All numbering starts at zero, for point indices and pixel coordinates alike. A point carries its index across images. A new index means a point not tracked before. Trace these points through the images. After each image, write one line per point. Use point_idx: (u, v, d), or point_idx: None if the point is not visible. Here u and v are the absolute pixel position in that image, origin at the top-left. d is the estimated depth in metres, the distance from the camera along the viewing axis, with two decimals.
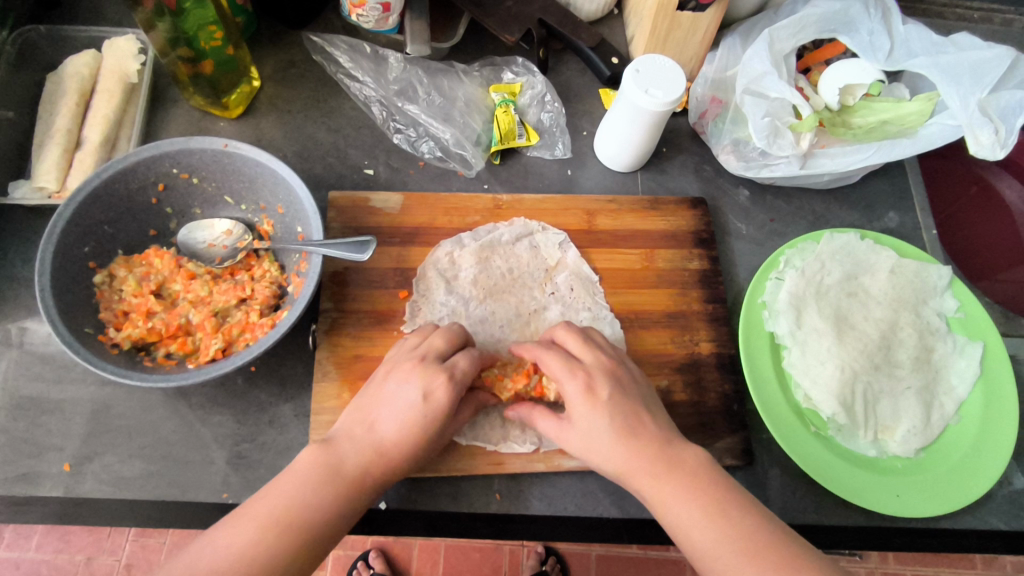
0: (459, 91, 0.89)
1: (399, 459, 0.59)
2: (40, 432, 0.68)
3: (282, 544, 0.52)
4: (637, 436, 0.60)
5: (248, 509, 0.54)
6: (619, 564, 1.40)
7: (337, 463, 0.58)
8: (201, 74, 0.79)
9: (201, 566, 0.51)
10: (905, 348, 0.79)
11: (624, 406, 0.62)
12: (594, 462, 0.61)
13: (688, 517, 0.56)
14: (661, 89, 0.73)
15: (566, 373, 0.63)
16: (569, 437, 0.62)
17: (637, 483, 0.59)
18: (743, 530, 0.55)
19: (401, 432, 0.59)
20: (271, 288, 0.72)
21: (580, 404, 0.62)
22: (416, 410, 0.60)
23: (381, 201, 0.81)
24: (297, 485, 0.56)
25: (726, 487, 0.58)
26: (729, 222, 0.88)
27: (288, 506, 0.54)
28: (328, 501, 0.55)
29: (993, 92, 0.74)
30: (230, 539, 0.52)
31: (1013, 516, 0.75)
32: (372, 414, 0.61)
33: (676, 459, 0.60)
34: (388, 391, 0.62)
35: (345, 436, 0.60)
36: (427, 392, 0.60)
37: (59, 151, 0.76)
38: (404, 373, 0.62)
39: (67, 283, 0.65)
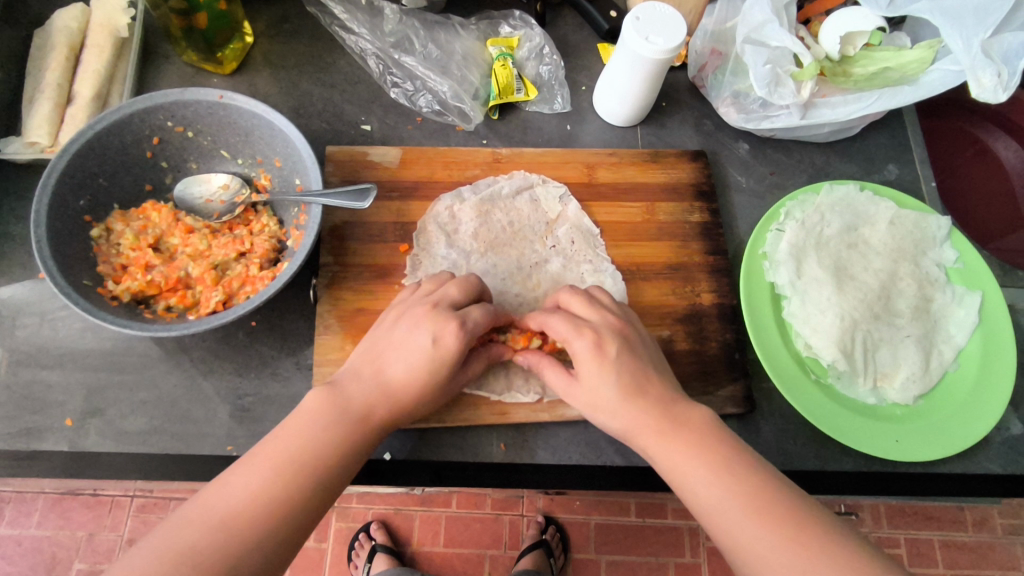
0: (456, 44, 0.87)
1: (409, 403, 0.59)
2: (40, 387, 0.68)
3: (298, 483, 0.52)
4: (644, 393, 0.59)
5: (261, 450, 0.53)
6: (618, 532, 1.41)
7: (346, 402, 0.57)
8: (195, 28, 0.77)
9: (220, 509, 0.49)
10: (904, 297, 0.79)
11: (634, 365, 0.61)
12: (600, 419, 0.61)
13: (692, 473, 0.55)
14: (662, 35, 0.72)
15: (574, 331, 0.62)
16: (578, 393, 0.61)
17: (643, 442, 0.58)
18: (750, 484, 0.53)
19: (411, 376, 0.58)
20: (271, 242, 0.72)
21: (587, 359, 0.60)
22: (426, 354, 0.59)
23: (379, 155, 0.80)
24: (309, 425, 0.55)
25: (728, 442, 0.57)
26: (729, 175, 0.88)
27: (303, 445, 0.53)
28: (342, 437, 0.55)
29: (996, 34, 0.73)
30: (246, 480, 0.51)
31: (1011, 461, 0.76)
32: (383, 358, 0.60)
33: (681, 417, 0.58)
34: (399, 334, 0.61)
35: (352, 377, 0.59)
36: (437, 337, 0.59)
37: (51, 105, 0.74)
38: (417, 318, 0.62)
39: (64, 236, 0.64)
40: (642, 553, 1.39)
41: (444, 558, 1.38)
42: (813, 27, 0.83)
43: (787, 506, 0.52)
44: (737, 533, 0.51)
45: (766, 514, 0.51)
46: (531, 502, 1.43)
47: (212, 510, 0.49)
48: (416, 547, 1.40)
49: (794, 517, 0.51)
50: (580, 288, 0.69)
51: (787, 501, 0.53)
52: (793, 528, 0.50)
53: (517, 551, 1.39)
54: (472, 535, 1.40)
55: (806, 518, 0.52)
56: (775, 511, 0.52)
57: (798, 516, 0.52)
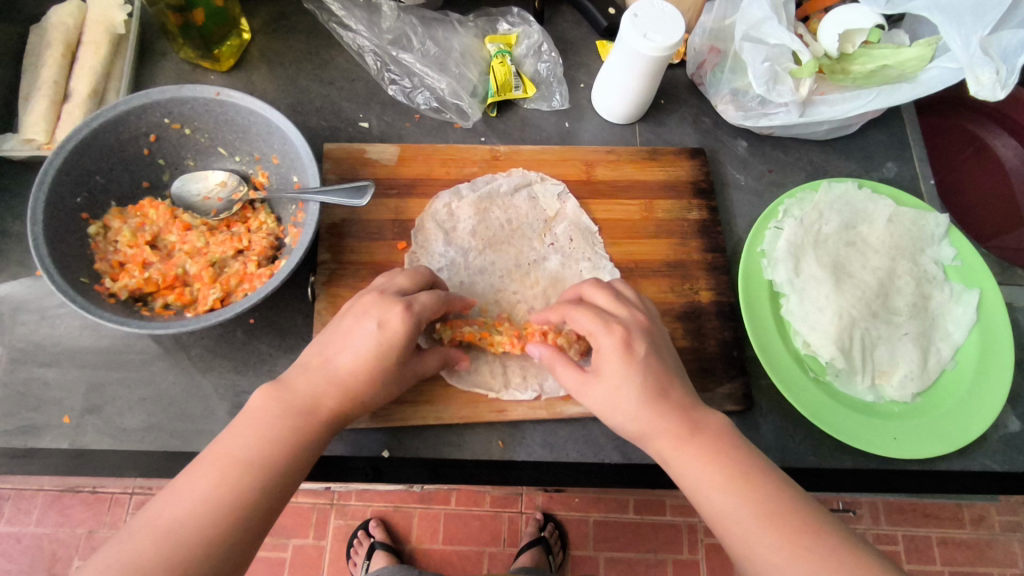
0: (454, 41, 0.87)
1: (359, 391, 0.58)
2: (38, 385, 0.68)
3: (245, 482, 0.51)
4: (665, 398, 0.59)
5: (206, 455, 0.53)
6: (617, 529, 1.42)
7: (291, 397, 0.57)
8: (192, 25, 0.76)
9: (165, 518, 0.49)
10: (903, 295, 0.79)
11: (657, 367, 0.60)
12: (615, 421, 0.60)
13: (710, 482, 0.54)
14: (660, 32, 0.72)
15: (601, 326, 0.61)
16: (592, 393, 0.61)
17: (661, 448, 0.58)
18: (768, 495, 0.53)
19: (357, 363, 0.58)
20: (269, 240, 0.72)
21: (613, 355, 0.60)
22: (372, 340, 0.59)
23: (377, 152, 0.80)
24: (255, 424, 0.55)
25: (746, 451, 0.57)
26: (728, 173, 0.88)
27: (249, 445, 0.53)
28: (287, 431, 0.55)
29: (994, 32, 0.73)
30: (192, 485, 0.51)
31: (1008, 458, 0.76)
32: (329, 348, 0.60)
33: (699, 425, 0.58)
34: (345, 324, 0.61)
35: (299, 373, 0.59)
36: (382, 322, 0.60)
37: (47, 103, 0.74)
38: (363, 307, 0.61)
39: (60, 233, 0.64)
40: (640, 550, 1.40)
41: (443, 555, 1.38)
42: (811, 24, 0.83)
43: (804, 517, 0.52)
44: (754, 542, 0.51)
45: (783, 525, 0.51)
46: (530, 499, 1.43)
47: (159, 519, 0.49)
48: (415, 544, 1.40)
49: (812, 530, 0.51)
50: (607, 285, 0.68)
51: (805, 512, 0.53)
52: (812, 542, 0.50)
53: (516, 548, 1.39)
54: (471, 532, 1.40)
55: (823, 530, 0.52)
56: (793, 524, 0.51)
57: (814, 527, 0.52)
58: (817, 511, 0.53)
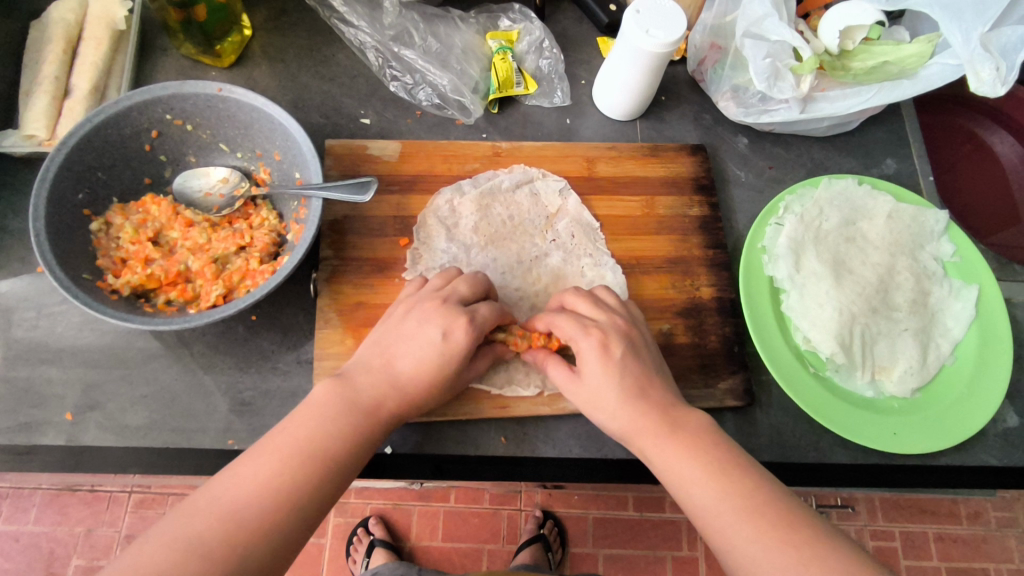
0: (456, 38, 0.87)
1: (417, 397, 0.59)
2: (40, 382, 0.68)
3: (308, 474, 0.52)
4: (645, 396, 0.60)
5: (270, 440, 0.53)
6: (616, 527, 1.42)
7: (354, 395, 0.57)
8: (193, 21, 0.76)
9: (229, 498, 0.49)
10: (902, 290, 0.79)
11: (635, 368, 0.61)
12: (598, 419, 0.61)
13: (688, 476, 0.55)
14: (661, 29, 0.72)
15: (579, 331, 0.63)
16: (576, 391, 0.62)
17: (641, 444, 0.58)
18: (747, 489, 0.53)
19: (419, 369, 0.59)
20: (271, 236, 0.72)
21: (593, 357, 0.61)
22: (436, 348, 0.59)
23: (379, 149, 0.80)
24: (318, 417, 0.55)
25: (725, 447, 0.57)
26: (728, 169, 0.88)
27: (312, 437, 0.53)
28: (348, 428, 0.55)
29: (994, 28, 0.73)
30: (256, 470, 0.51)
31: (1007, 453, 0.76)
32: (392, 351, 0.61)
33: (681, 422, 0.59)
34: (408, 328, 0.62)
35: (362, 370, 0.60)
36: (447, 332, 0.60)
37: (48, 99, 0.74)
38: (426, 313, 0.62)
39: (62, 229, 0.64)
40: (638, 547, 1.40)
41: (442, 552, 1.39)
42: (811, 21, 0.84)
43: (784, 510, 0.52)
44: (731, 534, 0.51)
45: (761, 517, 0.51)
46: (528, 496, 1.43)
47: (224, 498, 0.49)
48: (414, 541, 1.40)
49: (791, 522, 0.51)
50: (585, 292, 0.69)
51: (784, 505, 0.53)
52: (791, 535, 0.50)
53: (515, 545, 1.39)
54: (470, 529, 1.40)
55: (803, 523, 0.51)
56: (772, 517, 0.51)
57: (792, 519, 0.51)
58: (797, 504, 0.53)
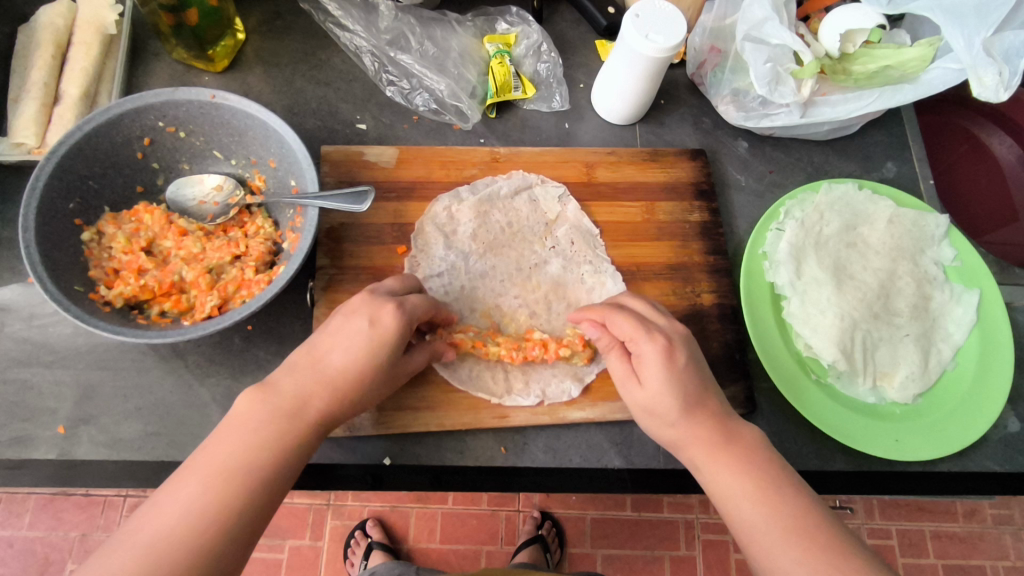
0: (453, 41, 0.86)
1: (348, 389, 0.57)
2: (31, 395, 0.67)
3: (228, 491, 0.50)
4: (703, 407, 0.58)
5: (190, 464, 0.52)
6: (614, 527, 1.41)
7: (276, 401, 0.55)
8: (185, 25, 0.74)
9: (147, 531, 0.48)
10: (903, 296, 0.79)
11: (697, 377, 0.60)
12: (653, 423, 0.60)
13: (738, 490, 0.55)
14: (661, 33, 0.71)
15: (643, 333, 0.60)
16: (636, 392, 0.60)
17: (692, 454, 0.58)
18: (793, 509, 0.54)
19: (349, 362, 0.57)
20: (266, 245, 0.71)
21: (654, 361, 0.59)
22: (364, 337, 0.57)
23: (375, 155, 0.79)
24: (239, 431, 0.53)
25: (775, 463, 0.57)
26: (728, 173, 0.87)
27: (232, 455, 0.52)
28: (272, 438, 0.53)
29: (997, 32, 0.72)
30: (176, 498, 0.50)
31: (1009, 458, 0.76)
32: (319, 347, 0.58)
33: (734, 434, 0.58)
34: (334, 323, 0.59)
35: (285, 373, 0.57)
36: (373, 318, 0.58)
37: (37, 106, 0.72)
38: (352, 306, 0.60)
39: (53, 240, 0.62)
40: (637, 546, 1.40)
41: (441, 554, 1.38)
42: (812, 24, 0.83)
43: (826, 532, 0.53)
44: (778, 554, 0.51)
45: (809, 539, 0.52)
46: (527, 498, 1.42)
47: (142, 532, 0.48)
48: (413, 543, 1.39)
49: (832, 545, 0.51)
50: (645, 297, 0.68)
51: (827, 525, 0.53)
52: (835, 558, 0.51)
53: (514, 546, 1.39)
54: (469, 531, 1.40)
55: (845, 548, 0.52)
56: (815, 536, 0.52)
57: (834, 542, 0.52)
58: (835, 524, 0.54)
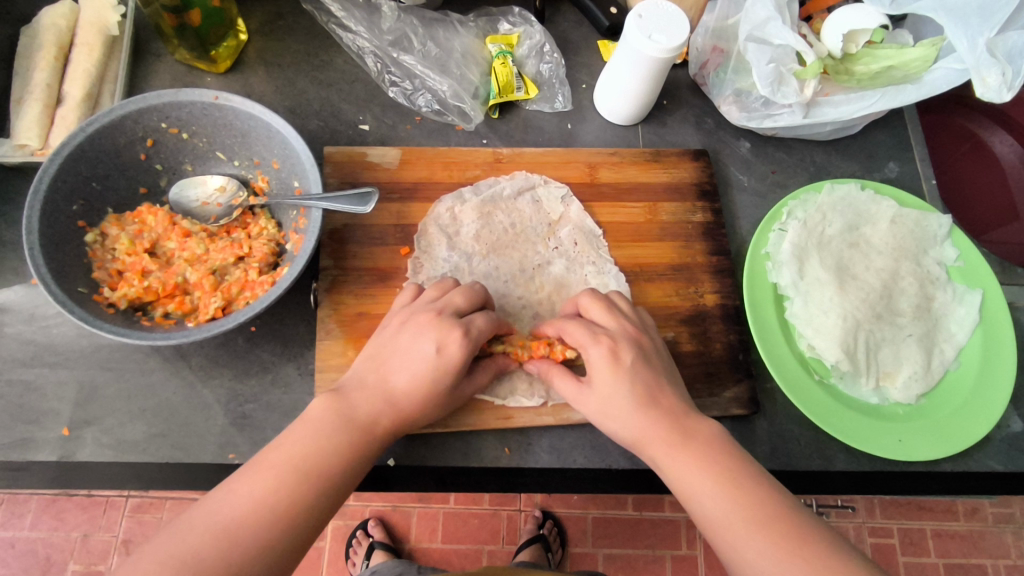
0: (455, 41, 0.86)
1: (412, 412, 0.58)
2: (35, 397, 0.67)
3: (301, 488, 0.51)
4: (656, 404, 0.59)
5: (264, 456, 0.53)
6: (615, 526, 1.41)
7: (349, 413, 0.57)
8: (188, 26, 0.74)
9: (222, 517, 0.49)
10: (906, 296, 0.79)
11: (647, 375, 0.61)
12: (609, 427, 0.60)
13: (699, 485, 0.55)
14: (664, 33, 0.71)
15: (589, 339, 0.62)
16: (585, 401, 0.62)
17: (653, 453, 0.58)
18: (756, 500, 0.53)
19: (413, 384, 0.58)
20: (269, 246, 0.71)
21: (602, 367, 0.61)
22: (429, 363, 0.58)
23: (379, 156, 0.79)
24: (315, 432, 0.55)
25: (737, 455, 0.57)
26: (731, 173, 0.87)
27: (306, 452, 0.53)
28: (342, 445, 0.55)
29: (1000, 32, 0.72)
30: (250, 488, 0.50)
31: (1011, 458, 0.76)
32: (387, 365, 0.60)
33: (693, 430, 0.58)
34: (403, 341, 0.61)
35: (356, 386, 0.59)
36: (441, 345, 0.59)
37: (40, 107, 0.72)
38: (420, 325, 0.61)
39: (57, 242, 0.62)
40: (639, 546, 1.40)
41: (442, 553, 1.38)
42: (815, 24, 0.83)
43: (793, 521, 0.52)
44: (742, 547, 0.51)
45: (772, 530, 0.51)
46: (528, 497, 1.42)
47: (218, 516, 0.49)
48: (414, 543, 1.40)
49: (797, 534, 0.51)
50: (601, 295, 0.68)
51: (794, 516, 0.53)
52: (801, 547, 0.50)
53: (515, 546, 1.39)
54: (470, 531, 1.40)
55: (811, 537, 0.51)
56: (780, 527, 0.51)
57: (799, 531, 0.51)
58: (803, 514, 0.53)
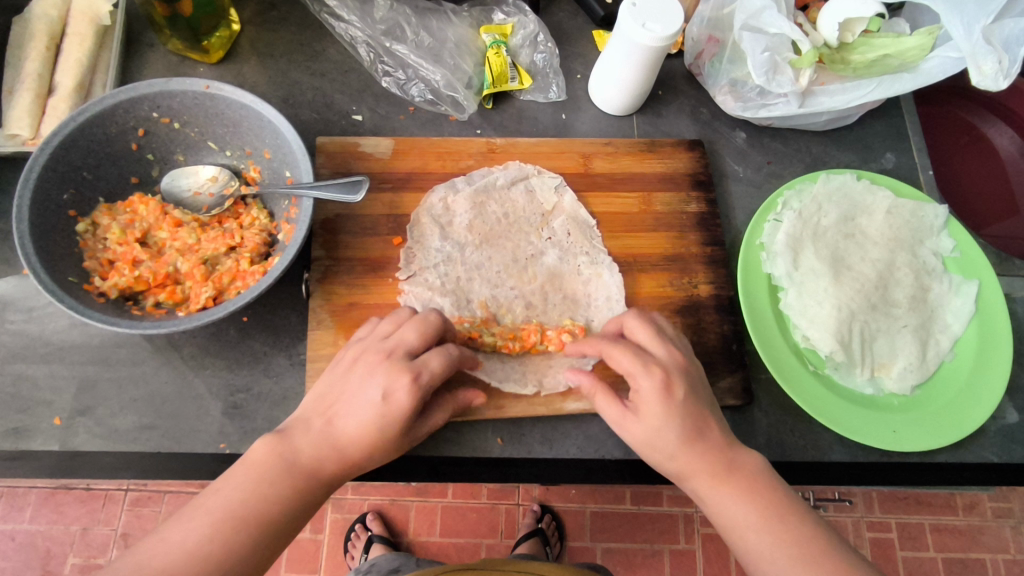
0: (449, 31, 0.86)
1: (359, 458, 0.57)
2: (27, 386, 0.67)
3: (235, 538, 0.51)
4: (704, 438, 0.59)
5: (202, 502, 0.53)
6: (614, 520, 1.41)
7: (292, 455, 0.56)
8: (179, 16, 0.74)
9: (151, 566, 0.49)
10: (902, 286, 0.78)
11: (696, 409, 0.59)
12: (653, 458, 0.60)
13: (745, 520, 0.56)
14: (659, 22, 0.70)
15: (641, 369, 0.60)
16: (632, 429, 0.60)
17: (696, 485, 0.59)
18: (804, 538, 0.55)
19: (360, 432, 0.56)
20: (261, 236, 0.70)
21: (654, 400, 0.59)
22: (376, 410, 0.57)
23: (371, 146, 0.79)
24: (254, 477, 0.54)
25: (782, 491, 0.58)
26: (726, 163, 0.87)
27: (244, 500, 0.53)
28: (283, 493, 0.54)
29: (997, 20, 0.72)
30: (183, 535, 0.51)
31: (1007, 449, 0.76)
32: (335, 408, 0.59)
33: (737, 463, 0.59)
34: (353, 384, 0.59)
35: (301, 428, 0.58)
36: (388, 392, 0.57)
37: (31, 97, 0.72)
38: (369, 367, 0.60)
39: (47, 231, 0.62)
40: (637, 540, 1.40)
41: (441, 547, 1.38)
42: (811, 13, 0.82)
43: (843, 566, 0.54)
44: None
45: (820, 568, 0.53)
46: (526, 491, 1.42)
47: (150, 562, 0.50)
48: (413, 537, 1.39)
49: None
50: (645, 315, 0.67)
51: (837, 553, 0.55)
52: None
53: (513, 539, 1.39)
54: (468, 525, 1.40)
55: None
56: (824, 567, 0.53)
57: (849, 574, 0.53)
58: (846, 553, 0.55)
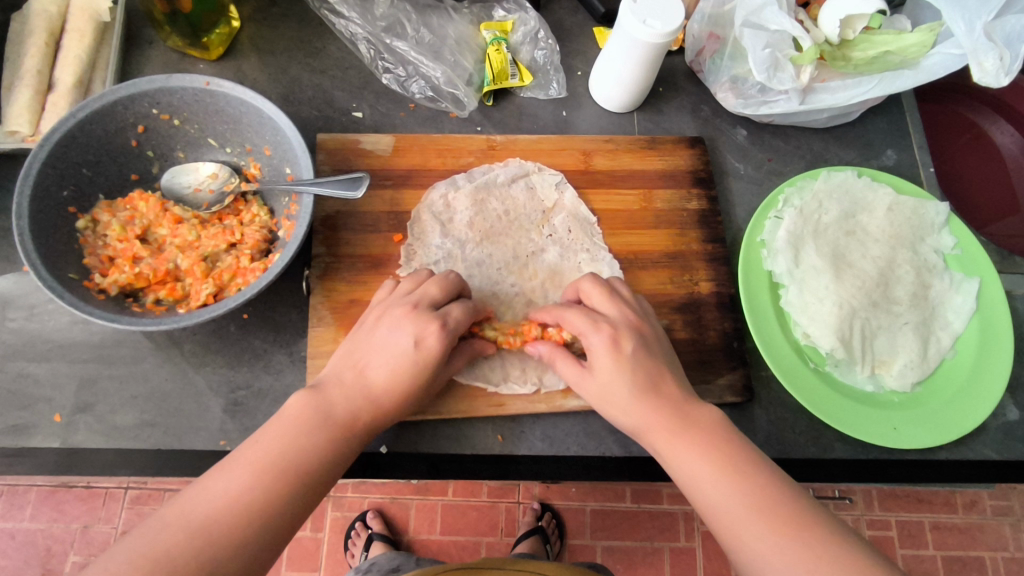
0: (449, 28, 0.85)
1: (391, 406, 0.59)
2: (27, 383, 0.67)
3: (279, 487, 0.52)
4: (657, 392, 0.60)
5: (240, 453, 0.53)
6: (614, 518, 1.41)
7: (328, 407, 0.57)
8: (180, 13, 0.74)
9: (196, 513, 0.49)
10: (902, 284, 0.78)
11: (648, 364, 0.61)
12: (611, 414, 0.61)
13: (699, 471, 0.55)
14: (659, 18, 0.70)
15: (590, 327, 0.62)
16: (588, 387, 0.62)
17: (653, 440, 0.59)
18: (760, 486, 0.54)
19: (392, 379, 0.59)
20: (262, 232, 0.70)
21: (604, 354, 0.61)
22: (408, 357, 0.59)
23: (371, 143, 0.78)
24: (292, 428, 0.55)
25: (739, 442, 0.58)
26: (727, 161, 0.87)
27: (286, 450, 0.53)
28: (322, 442, 0.55)
29: (999, 16, 0.71)
30: (226, 484, 0.51)
31: (1007, 447, 0.76)
32: (363, 360, 0.60)
33: (693, 417, 0.59)
34: (378, 337, 0.61)
35: (333, 381, 0.59)
36: (419, 339, 0.60)
37: (31, 93, 0.72)
38: (396, 320, 0.62)
39: (47, 228, 0.62)
40: (637, 538, 1.40)
41: (441, 545, 1.38)
42: (812, 10, 0.82)
43: (798, 511, 0.52)
44: (743, 533, 0.52)
45: (773, 513, 0.52)
46: (526, 489, 1.42)
47: (193, 512, 0.49)
48: (413, 534, 1.39)
49: (801, 522, 0.51)
50: (602, 280, 0.68)
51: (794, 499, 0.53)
52: (802, 533, 0.51)
53: (513, 537, 1.39)
54: (468, 523, 1.40)
55: (814, 523, 0.52)
56: (782, 515, 0.52)
57: (805, 517, 0.52)
58: (810, 504, 0.53)
